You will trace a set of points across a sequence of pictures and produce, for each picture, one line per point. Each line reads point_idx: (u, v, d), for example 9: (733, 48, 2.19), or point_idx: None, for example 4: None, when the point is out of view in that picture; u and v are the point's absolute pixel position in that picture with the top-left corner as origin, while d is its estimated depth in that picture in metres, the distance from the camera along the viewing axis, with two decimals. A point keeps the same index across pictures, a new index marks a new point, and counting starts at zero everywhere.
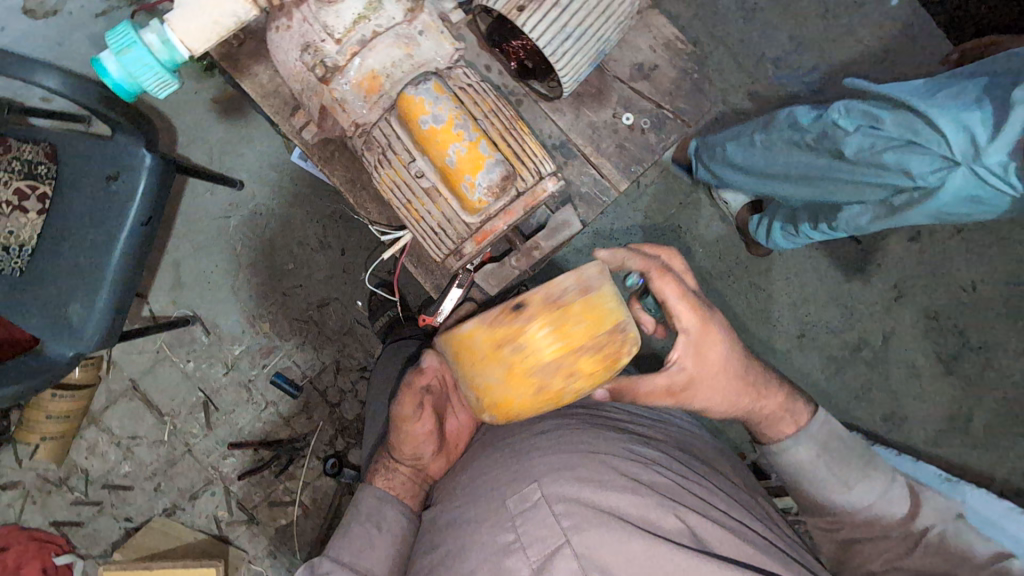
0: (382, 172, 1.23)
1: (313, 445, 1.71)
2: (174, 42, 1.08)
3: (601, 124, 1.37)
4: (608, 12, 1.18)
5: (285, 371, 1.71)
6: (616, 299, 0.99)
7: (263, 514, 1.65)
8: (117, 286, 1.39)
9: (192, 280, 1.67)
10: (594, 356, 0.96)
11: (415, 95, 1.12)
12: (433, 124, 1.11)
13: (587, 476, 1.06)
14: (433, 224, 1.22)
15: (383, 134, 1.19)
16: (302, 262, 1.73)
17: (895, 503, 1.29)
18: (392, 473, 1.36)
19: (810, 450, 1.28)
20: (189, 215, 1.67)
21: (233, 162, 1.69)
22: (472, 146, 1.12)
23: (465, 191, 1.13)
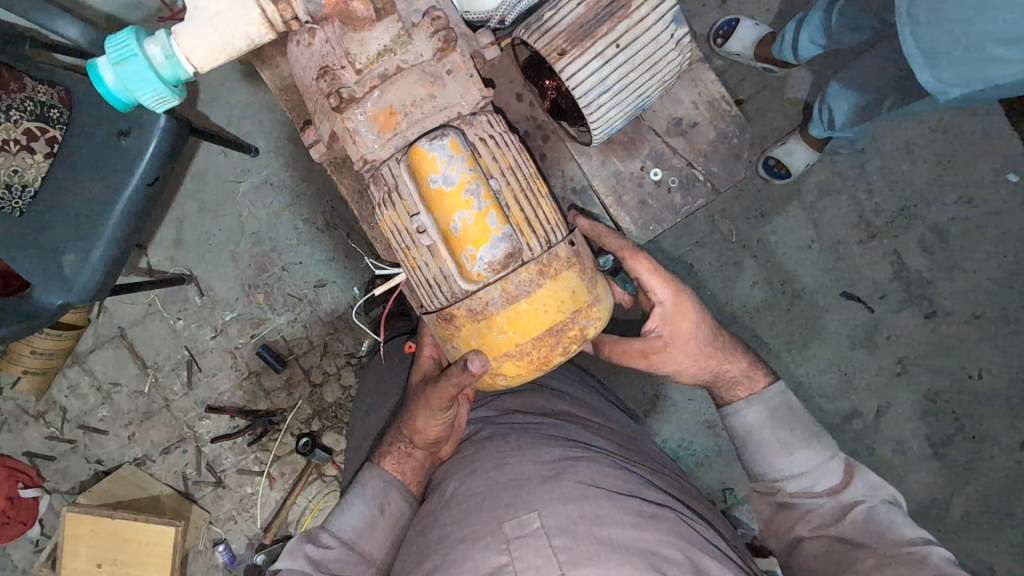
0: (384, 212, 0.91)
1: (289, 421, 1.74)
2: (178, 59, 0.85)
3: (627, 176, 1.25)
4: (658, 70, 1.00)
5: (272, 344, 1.72)
6: (555, 295, 0.88)
7: (231, 479, 1.75)
8: (80, 244, 1.17)
9: (193, 241, 1.69)
10: (520, 361, 0.90)
11: (430, 150, 0.84)
12: (441, 187, 0.84)
13: (593, 506, 0.86)
14: (423, 279, 0.92)
15: (392, 175, 0.88)
16: (305, 239, 1.68)
17: (826, 475, 1.04)
18: (406, 454, 1.10)
19: (760, 418, 1.12)
20: (200, 177, 1.67)
21: (253, 127, 1.64)
22: (479, 217, 0.84)
23: (464, 264, 0.86)
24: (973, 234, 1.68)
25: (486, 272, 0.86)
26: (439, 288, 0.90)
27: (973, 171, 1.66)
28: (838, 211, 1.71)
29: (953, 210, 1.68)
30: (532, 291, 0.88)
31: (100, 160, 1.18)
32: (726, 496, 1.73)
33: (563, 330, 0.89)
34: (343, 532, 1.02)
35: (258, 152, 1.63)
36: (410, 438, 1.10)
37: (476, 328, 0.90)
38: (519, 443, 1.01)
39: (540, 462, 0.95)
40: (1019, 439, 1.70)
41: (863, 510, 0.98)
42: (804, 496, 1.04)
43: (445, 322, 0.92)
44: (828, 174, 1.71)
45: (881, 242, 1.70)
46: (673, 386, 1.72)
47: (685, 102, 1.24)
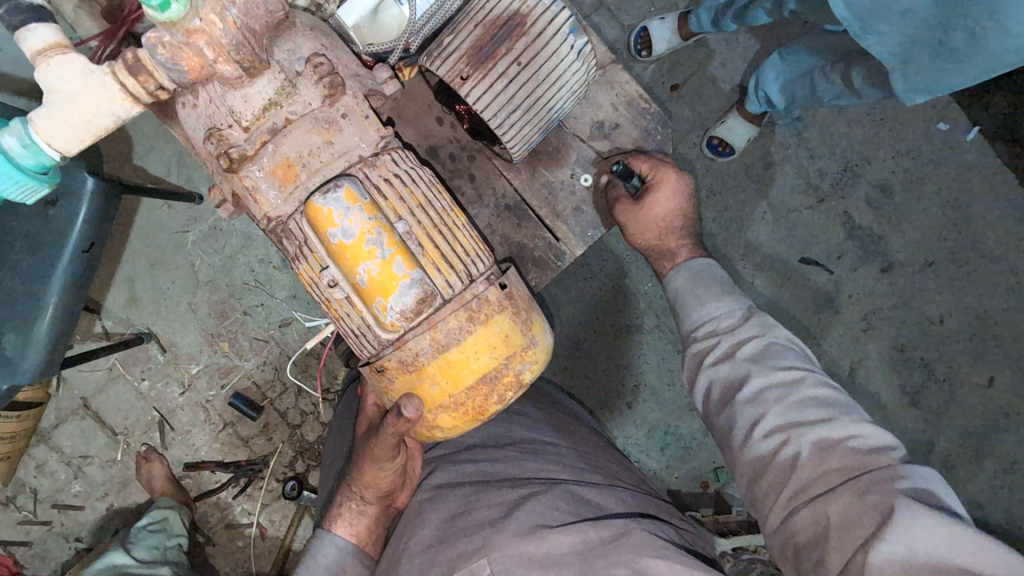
0: (299, 265, 0.89)
1: (272, 467, 1.71)
2: (41, 146, 0.80)
3: (558, 186, 1.21)
4: (558, 84, 1.00)
5: (244, 392, 1.68)
6: (485, 343, 0.88)
7: (220, 535, 1.71)
8: (20, 324, 1.12)
9: (147, 299, 1.64)
10: (457, 411, 0.91)
11: (325, 205, 0.81)
12: (341, 240, 0.82)
13: (539, 542, 0.85)
14: (347, 330, 0.91)
15: (298, 230, 0.86)
16: (262, 280, 1.65)
17: (743, 325, 1.02)
18: (360, 512, 1.10)
19: (687, 275, 1.14)
20: (144, 233, 1.62)
21: (192, 174, 1.60)
22: (387, 265, 0.83)
23: (378, 315, 0.84)
24: (916, 185, 1.72)
25: (401, 321, 0.85)
26: (362, 337, 0.89)
27: (906, 125, 1.71)
28: (786, 180, 1.74)
29: (894, 164, 1.72)
30: (463, 338, 0.88)
31: (28, 233, 1.13)
32: (718, 475, 1.75)
33: (497, 377, 0.90)
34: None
35: (203, 199, 1.59)
36: (363, 493, 1.10)
37: (408, 378, 0.89)
38: (476, 486, 1.01)
39: (495, 505, 0.95)
40: (985, 376, 1.75)
41: (766, 350, 0.96)
42: (714, 337, 1.04)
43: (379, 375, 0.91)
44: (772, 146, 1.74)
45: (831, 205, 1.74)
46: (650, 375, 1.73)
47: (604, 106, 1.21)
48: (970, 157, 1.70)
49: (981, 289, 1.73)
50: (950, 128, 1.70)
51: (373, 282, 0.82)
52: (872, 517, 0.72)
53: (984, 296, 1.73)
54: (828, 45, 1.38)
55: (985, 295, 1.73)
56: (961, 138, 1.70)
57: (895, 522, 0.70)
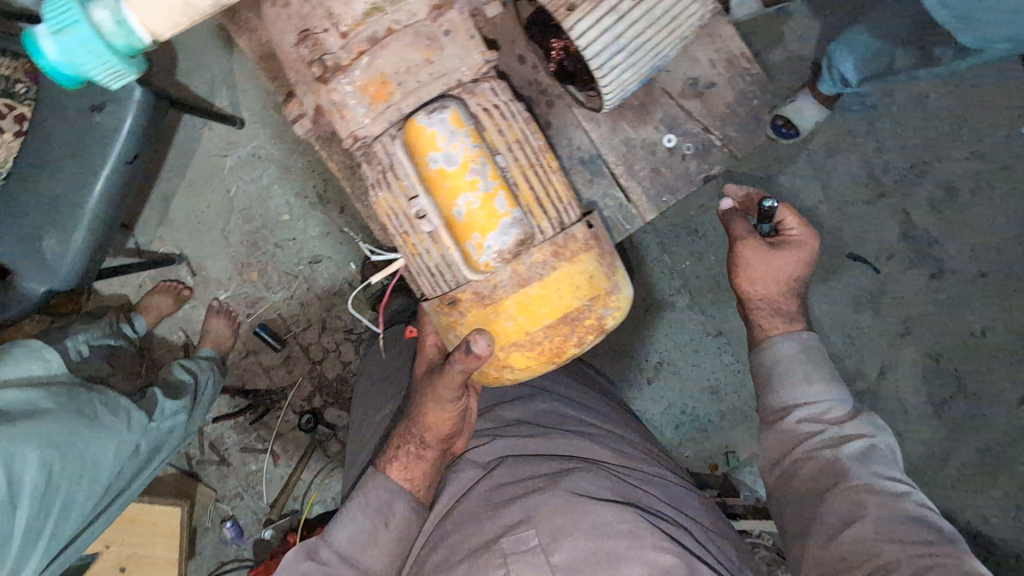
0: (378, 194, 0.86)
1: (290, 399, 1.72)
2: (133, 25, 0.77)
3: (639, 142, 1.09)
4: (665, 30, 0.88)
5: (269, 323, 1.69)
6: (572, 281, 0.84)
7: (234, 458, 1.75)
8: (60, 226, 1.11)
9: (181, 220, 1.63)
10: (530, 351, 0.86)
11: (429, 126, 0.78)
12: (443, 167, 0.78)
13: (585, 513, 0.87)
14: (427, 267, 0.87)
15: (385, 154, 0.83)
16: (297, 214, 1.62)
17: (850, 420, 0.99)
18: (418, 457, 1.04)
19: (792, 347, 1.06)
20: (185, 153, 1.60)
21: (235, 98, 1.56)
22: (487, 200, 0.79)
23: (470, 251, 0.81)
24: (984, 190, 1.62)
25: (495, 261, 0.81)
26: (441, 275, 0.86)
27: (985, 127, 1.60)
28: (846, 170, 1.66)
29: (966, 165, 1.61)
30: (544, 274, 0.83)
31: (73, 134, 1.11)
32: (728, 459, 1.71)
33: (579, 319, 0.85)
34: (343, 549, 0.98)
35: (243, 125, 1.55)
36: (422, 437, 1.04)
37: (483, 313, 0.85)
38: (515, 461, 1.03)
39: (536, 477, 0.98)
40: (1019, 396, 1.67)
41: (874, 452, 0.94)
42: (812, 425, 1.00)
43: (448, 310, 0.87)
44: (836, 134, 1.66)
45: (890, 202, 1.65)
46: (675, 354, 1.69)
47: (702, 61, 1.08)
48: None
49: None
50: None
51: (472, 217, 0.78)
52: None
53: None
54: (911, 16, 1.27)
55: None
56: None
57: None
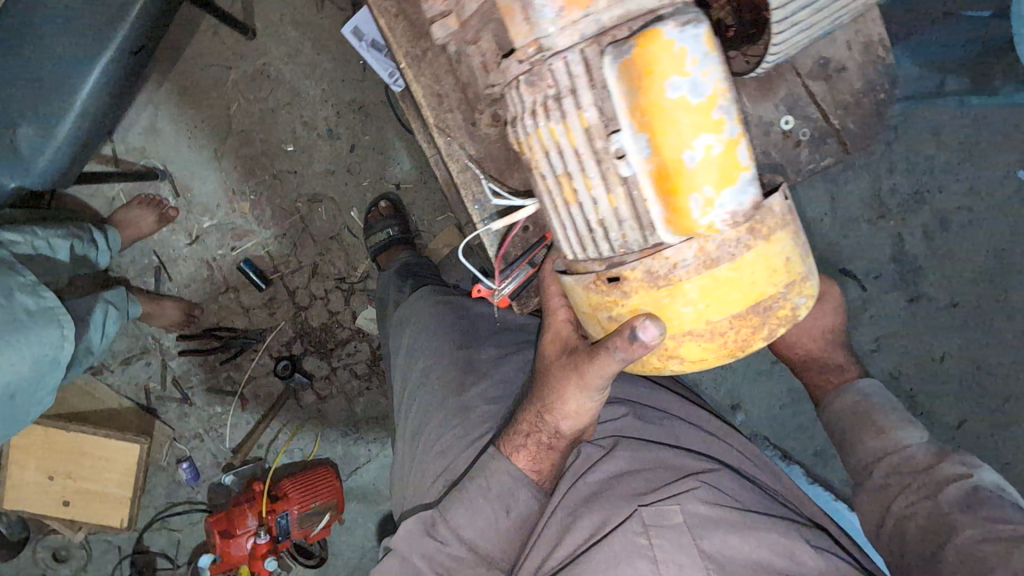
0: (542, 124, 0.61)
1: (268, 342, 1.61)
2: None
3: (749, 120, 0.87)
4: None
5: (255, 260, 1.56)
6: (773, 260, 0.62)
7: (200, 397, 1.64)
8: (43, 116, 0.96)
9: (169, 132, 1.46)
10: (709, 344, 0.65)
11: (675, 40, 0.54)
12: (684, 97, 0.55)
13: (735, 511, 0.84)
14: (594, 223, 0.64)
15: (567, 75, 0.59)
16: (302, 145, 1.48)
17: (941, 460, 0.91)
18: (548, 450, 0.88)
19: (848, 404, 1.04)
20: (183, 56, 1.42)
21: (251, 5, 1.39)
22: (728, 149, 0.57)
23: (687, 212, 0.58)
24: None
25: (718, 228, 0.59)
26: (604, 236, 0.64)
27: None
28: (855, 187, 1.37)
29: (963, 199, 1.33)
30: (736, 253, 0.61)
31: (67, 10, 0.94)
32: None
33: (769, 308, 0.64)
34: (463, 531, 0.87)
35: (255, 36, 1.39)
36: (556, 429, 0.87)
37: (653, 295, 0.64)
38: (642, 449, 0.97)
39: (669, 467, 0.93)
40: (955, 416, 1.40)
41: (979, 493, 0.84)
42: (905, 471, 0.93)
43: (604, 288, 0.67)
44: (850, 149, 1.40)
45: (890, 224, 1.37)
46: None
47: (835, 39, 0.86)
48: None
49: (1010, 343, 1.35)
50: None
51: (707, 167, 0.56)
52: None
53: None
54: None
55: (1006, 339, 1.36)
56: None
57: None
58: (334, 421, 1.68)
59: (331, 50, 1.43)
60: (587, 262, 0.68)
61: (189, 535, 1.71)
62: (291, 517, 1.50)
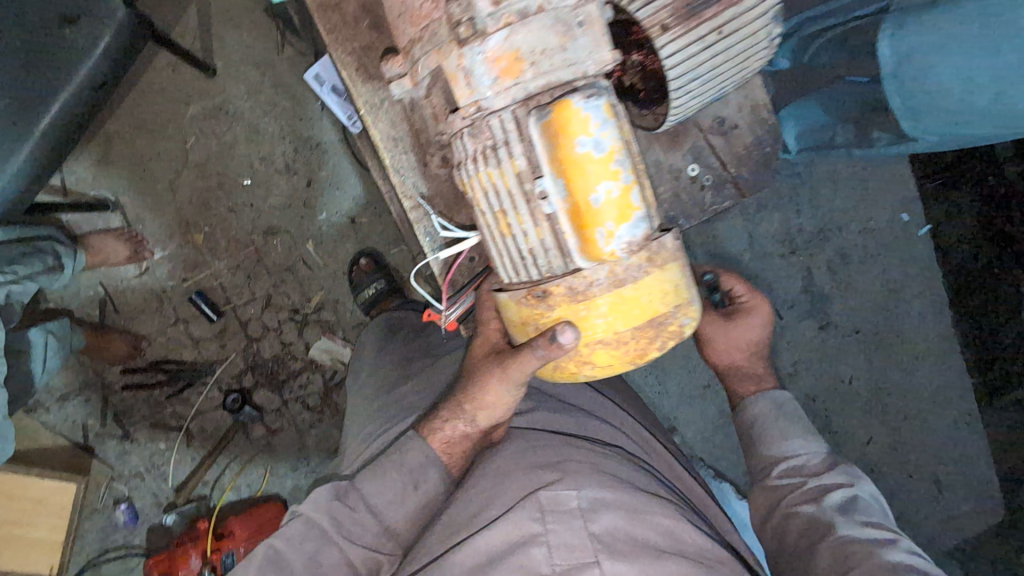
0: (478, 170, 0.70)
1: (217, 375, 1.59)
2: None
3: (660, 165, 0.96)
4: (749, 66, 0.76)
5: (207, 292, 1.55)
6: (670, 287, 0.72)
7: (142, 433, 1.59)
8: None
9: (123, 164, 1.47)
10: (615, 351, 0.72)
11: (582, 105, 0.63)
12: (588, 153, 0.64)
13: (634, 502, 0.84)
14: (523, 254, 0.71)
15: (501, 130, 0.67)
16: (259, 179, 1.51)
17: (829, 470, 1.01)
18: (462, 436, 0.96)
19: (765, 408, 1.12)
20: (140, 92, 1.44)
21: (212, 46, 1.44)
22: (625, 192, 0.66)
23: (595, 242, 0.66)
24: None
25: (621, 254, 0.67)
26: (533, 263, 0.71)
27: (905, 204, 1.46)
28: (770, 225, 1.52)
29: (861, 237, 1.48)
30: (640, 277, 0.70)
31: None
32: None
33: (662, 324, 0.72)
34: (374, 501, 0.93)
35: (215, 74, 1.43)
36: (473, 416, 0.94)
37: (573, 310, 0.71)
38: (558, 437, 0.97)
39: (577, 455, 0.92)
40: (865, 434, 1.50)
41: (855, 503, 0.94)
42: (796, 475, 1.03)
43: (535, 301, 0.73)
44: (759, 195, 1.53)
45: (798, 259, 1.51)
46: None
47: (729, 103, 0.96)
48: None
49: (901, 363, 1.48)
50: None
51: (609, 207, 0.64)
52: None
53: (950, 393, 1.46)
54: None
55: (902, 362, 1.48)
56: None
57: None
58: (284, 455, 1.66)
59: (290, 90, 1.48)
60: (510, 275, 0.75)
61: None
62: (237, 556, 1.45)
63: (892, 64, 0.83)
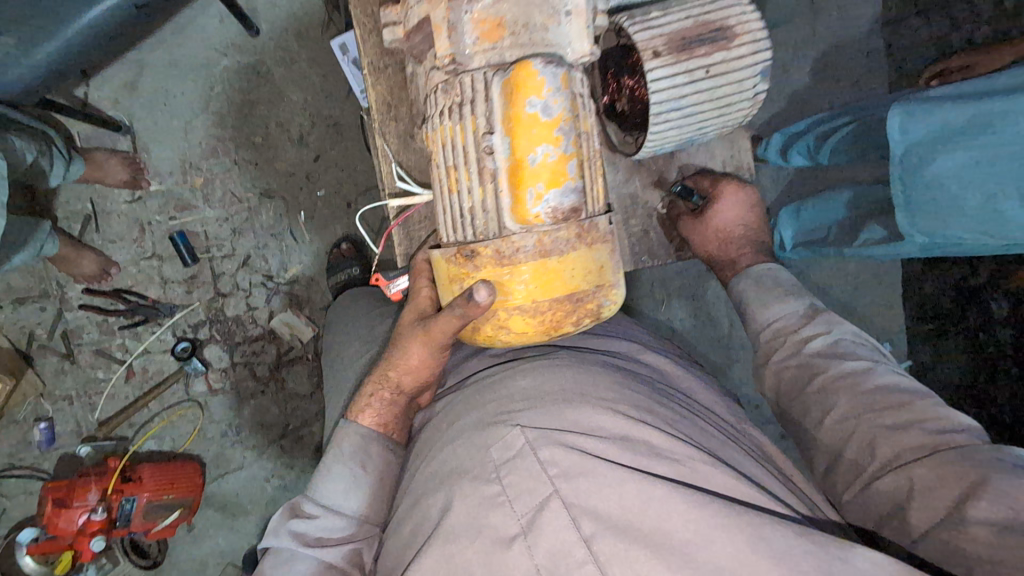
0: (441, 122, 0.75)
1: (176, 319, 1.57)
2: None
3: (641, 202, 1.08)
4: (728, 114, 0.94)
5: (190, 236, 1.56)
6: (591, 261, 0.75)
7: (84, 357, 1.55)
8: (25, 31, 1.01)
9: (147, 93, 1.50)
10: (529, 321, 0.74)
11: (541, 69, 0.69)
12: (534, 114, 0.69)
13: (590, 417, 0.71)
14: (463, 207, 0.76)
15: (471, 89, 0.73)
16: (270, 142, 1.55)
17: (808, 323, 0.98)
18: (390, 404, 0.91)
19: (752, 283, 1.07)
20: (184, 32, 1.49)
21: (261, 7, 1.50)
22: (561, 159, 0.71)
23: (524, 201, 0.71)
24: None
25: (546, 217, 0.72)
26: (470, 221, 0.76)
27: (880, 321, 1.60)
28: None
29: None
30: (566, 250, 0.74)
31: None
32: None
33: (580, 300, 0.75)
34: (326, 499, 0.86)
35: (256, 34, 1.49)
36: (399, 382, 0.91)
37: (496, 272, 0.74)
38: (507, 368, 0.85)
39: (525, 379, 0.79)
40: None
41: (841, 348, 0.93)
42: (789, 344, 0.98)
43: (462, 260, 0.76)
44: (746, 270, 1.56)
45: None
46: None
47: (715, 158, 1.09)
48: None
49: None
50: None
51: (540, 167, 0.70)
52: (959, 482, 0.67)
53: None
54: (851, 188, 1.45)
55: None
56: None
57: (985, 493, 0.64)
58: (217, 417, 1.61)
59: (322, 66, 1.53)
60: (448, 229, 0.80)
61: (18, 506, 1.57)
62: (137, 504, 1.40)
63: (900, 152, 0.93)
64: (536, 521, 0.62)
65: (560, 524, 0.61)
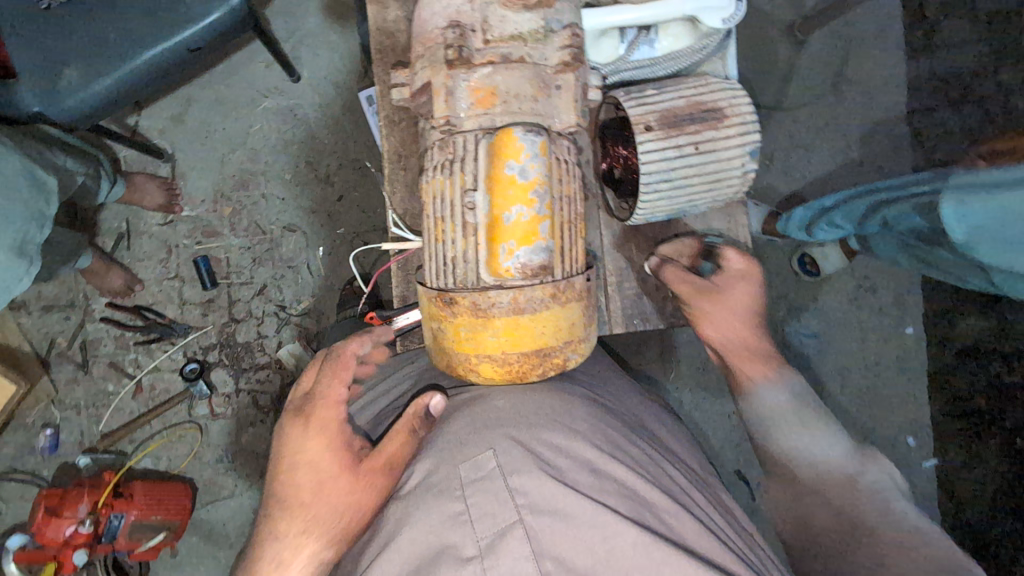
0: (435, 176, 0.82)
1: (188, 341, 1.62)
2: None
3: (638, 265, 1.10)
4: (720, 191, 0.98)
5: (213, 261, 1.62)
6: (559, 319, 0.81)
7: (97, 369, 1.60)
8: (90, 66, 1.12)
9: (192, 126, 1.61)
10: (497, 369, 0.81)
11: (520, 136, 0.75)
12: (512, 176, 0.75)
13: (563, 447, 0.73)
14: (447, 256, 0.83)
15: (464, 148, 0.80)
16: (297, 180, 1.63)
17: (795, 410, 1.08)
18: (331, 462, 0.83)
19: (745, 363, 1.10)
20: (232, 74, 1.61)
21: (305, 57, 1.61)
22: (535, 220, 0.77)
23: (498, 256, 0.77)
24: None
25: (516, 272, 0.77)
26: (452, 270, 0.82)
27: (892, 409, 1.66)
28: None
29: None
30: (539, 309, 0.80)
31: (151, 4, 1.13)
32: None
33: (547, 355, 0.81)
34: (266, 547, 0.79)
35: (297, 80, 1.59)
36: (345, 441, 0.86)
37: (471, 323, 0.80)
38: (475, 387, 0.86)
39: (499, 394, 0.80)
40: None
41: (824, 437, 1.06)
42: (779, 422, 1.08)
43: (442, 306, 0.82)
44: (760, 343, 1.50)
45: None
46: None
47: (713, 229, 1.12)
48: (929, 488, 1.66)
49: None
50: (936, 471, 1.66)
51: (514, 227, 0.76)
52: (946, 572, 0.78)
53: None
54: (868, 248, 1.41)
55: None
56: (919, 461, 1.67)
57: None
58: (214, 442, 1.63)
59: (355, 113, 1.63)
60: (433, 275, 0.85)
61: (13, 510, 1.59)
62: (125, 521, 1.41)
63: (972, 228, 0.96)
64: (496, 545, 0.64)
65: (520, 554, 0.64)
